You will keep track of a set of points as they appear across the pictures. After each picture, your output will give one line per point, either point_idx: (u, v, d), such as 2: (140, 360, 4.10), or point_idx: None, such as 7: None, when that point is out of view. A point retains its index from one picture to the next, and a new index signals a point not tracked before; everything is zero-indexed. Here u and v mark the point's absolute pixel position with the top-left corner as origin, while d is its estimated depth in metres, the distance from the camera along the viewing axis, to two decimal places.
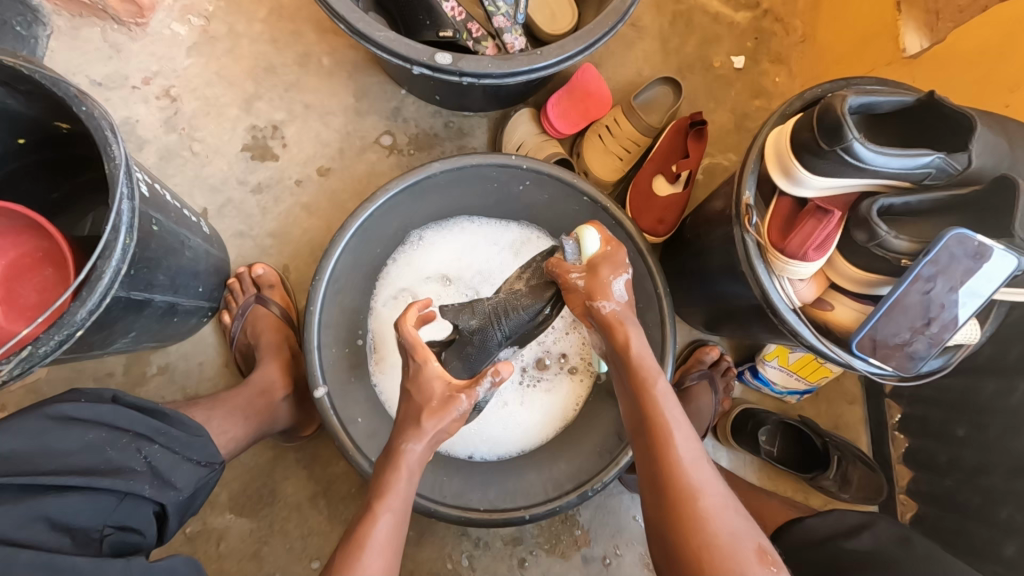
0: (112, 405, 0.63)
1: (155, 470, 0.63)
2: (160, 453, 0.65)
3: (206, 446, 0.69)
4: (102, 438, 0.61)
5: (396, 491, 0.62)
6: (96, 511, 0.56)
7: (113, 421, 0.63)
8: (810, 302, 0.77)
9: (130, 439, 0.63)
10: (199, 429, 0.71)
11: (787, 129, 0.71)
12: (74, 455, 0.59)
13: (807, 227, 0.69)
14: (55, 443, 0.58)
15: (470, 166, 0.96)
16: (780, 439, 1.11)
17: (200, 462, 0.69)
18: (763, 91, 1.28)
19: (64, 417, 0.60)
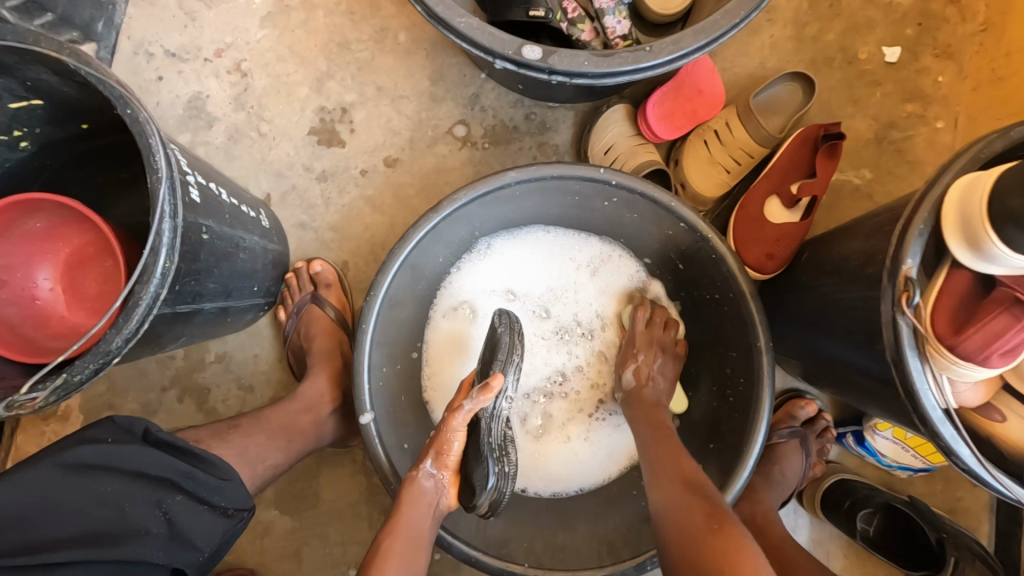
0: (134, 449, 0.55)
1: (172, 529, 0.56)
2: (181, 505, 0.57)
3: (234, 493, 0.60)
4: (119, 492, 0.54)
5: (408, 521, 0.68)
6: None
7: (128, 470, 0.55)
8: (972, 406, 0.59)
9: (150, 493, 0.55)
10: (230, 471, 0.61)
11: (984, 183, 0.52)
12: (86, 514, 0.52)
13: (994, 323, 0.52)
14: (67, 499, 0.52)
15: (551, 177, 0.83)
16: (880, 519, 0.94)
17: (228, 511, 0.60)
18: (919, 94, 1.03)
19: (80, 466, 0.54)
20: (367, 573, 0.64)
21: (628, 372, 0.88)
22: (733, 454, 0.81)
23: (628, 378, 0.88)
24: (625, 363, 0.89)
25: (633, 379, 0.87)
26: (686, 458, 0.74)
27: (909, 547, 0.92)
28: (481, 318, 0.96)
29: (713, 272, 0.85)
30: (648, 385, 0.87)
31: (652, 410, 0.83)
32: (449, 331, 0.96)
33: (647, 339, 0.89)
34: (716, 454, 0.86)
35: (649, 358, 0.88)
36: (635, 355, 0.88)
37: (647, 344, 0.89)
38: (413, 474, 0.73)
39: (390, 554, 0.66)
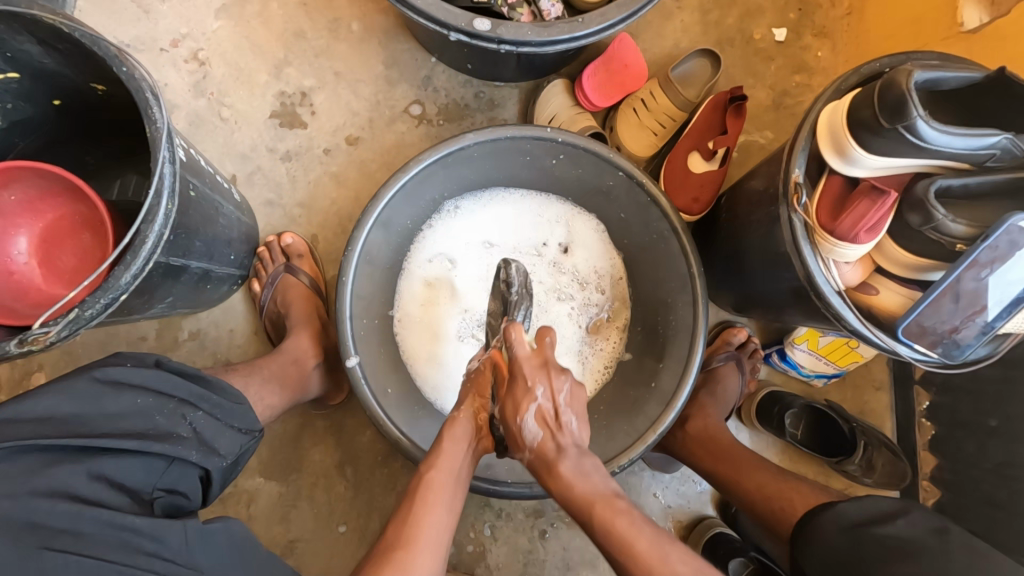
0: (154, 371, 0.64)
1: (200, 436, 0.64)
2: (204, 420, 0.65)
3: (245, 413, 0.70)
4: (149, 403, 0.62)
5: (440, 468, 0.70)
6: (148, 473, 0.57)
7: (158, 387, 0.64)
8: (854, 286, 0.75)
9: (176, 405, 0.64)
10: (239, 397, 0.71)
11: (843, 105, 0.68)
12: (124, 419, 0.59)
13: (861, 207, 0.67)
14: (109, 406, 0.59)
15: (505, 138, 0.94)
16: (805, 422, 1.11)
17: (240, 429, 0.69)
18: (805, 67, 1.23)
19: (115, 382, 0.61)
20: (409, 504, 0.67)
21: (526, 419, 0.69)
22: (679, 367, 0.94)
23: (530, 428, 0.68)
24: (522, 401, 0.69)
25: (538, 429, 0.68)
26: (620, 517, 0.62)
27: (828, 441, 1.09)
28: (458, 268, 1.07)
29: (649, 215, 0.98)
30: (552, 435, 0.69)
31: (567, 467, 0.66)
32: (426, 279, 1.06)
33: (535, 371, 0.70)
34: (667, 372, 0.96)
35: (552, 385, 0.69)
36: (534, 388, 0.69)
37: (542, 371, 0.70)
38: (455, 415, 0.77)
39: (434, 490, 0.68)
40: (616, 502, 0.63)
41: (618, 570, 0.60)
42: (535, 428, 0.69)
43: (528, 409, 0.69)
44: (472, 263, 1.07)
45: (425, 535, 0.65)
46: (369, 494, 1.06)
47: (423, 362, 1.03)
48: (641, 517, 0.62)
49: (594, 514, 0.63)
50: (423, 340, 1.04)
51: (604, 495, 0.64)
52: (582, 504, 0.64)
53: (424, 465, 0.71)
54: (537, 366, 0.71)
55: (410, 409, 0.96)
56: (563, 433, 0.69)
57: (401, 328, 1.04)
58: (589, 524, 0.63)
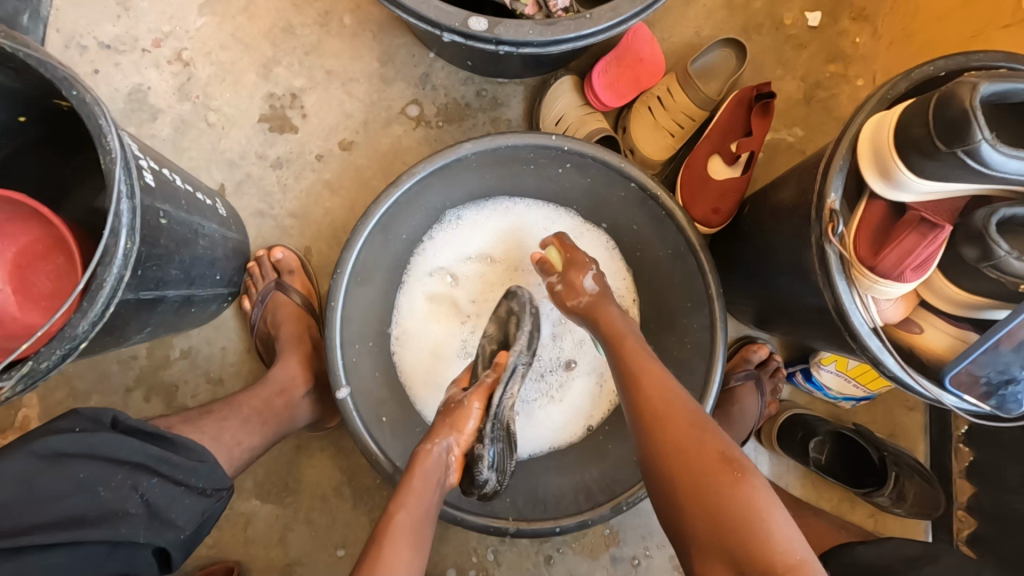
0: (106, 436, 0.57)
1: (154, 510, 0.57)
2: (159, 488, 0.58)
3: (212, 471, 0.63)
4: (93, 476, 0.54)
5: (405, 507, 0.66)
6: (85, 564, 0.52)
7: (107, 454, 0.56)
8: (895, 322, 0.66)
9: (126, 475, 0.56)
10: (205, 454, 0.63)
11: (889, 121, 0.59)
12: (63, 499, 0.53)
13: (908, 242, 0.58)
14: (44, 485, 0.52)
15: (506, 147, 0.86)
16: (830, 446, 1.02)
17: (206, 491, 0.63)
18: (840, 55, 1.12)
19: (54, 454, 0.54)
20: (377, 545, 0.61)
21: (587, 281, 0.83)
22: (693, 396, 0.87)
23: (590, 282, 0.82)
24: (580, 275, 0.83)
25: (596, 283, 0.83)
26: (657, 385, 0.65)
27: (855, 469, 1.01)
28: (460, 285, 1.00)
29: (664, 229, 0.90)
30: (606, 292, 0.82)
31: (614, 308, 0.78)
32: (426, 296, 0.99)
33: (573, 263, 0.84)
34: None
35: (583, 268, 0.83)
36: (586, 260, 0.84)
37: (591, 252, 0.86)
38: (428, 447, 0.73)
39: (399, 533, 0.63)
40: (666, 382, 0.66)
41: (670, 504, 0.58)
42: (591, 283, 0.83)
43: (588, 272, 0.83)
44: (471, 284, 1.01)
45: None
46: (367, 517, 1.02)
47: (423, 383, 0.97)
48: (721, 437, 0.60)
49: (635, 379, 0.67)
50: (421, 360, 0.98)
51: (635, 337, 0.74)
52: (631, 372, 0.69)
53: (392, 504, 0.66)
54: (573, 268, 0.84)
55: (407, 436, 0.91)
56: (599, 306, 0.80)
57: (399, 347, 0.97)
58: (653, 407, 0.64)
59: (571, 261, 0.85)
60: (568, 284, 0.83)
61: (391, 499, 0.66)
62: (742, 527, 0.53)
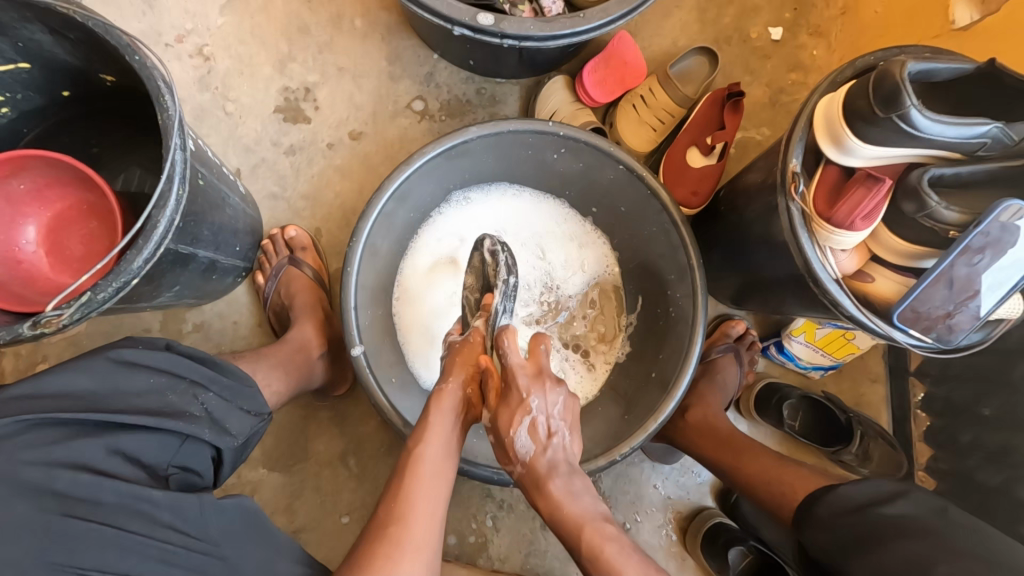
0: (166, 353, 0.66)
1: (212, 416, 0.66)
2: (215, 401, 0.67)
3: (254, 396, 0.72)
4: (162, 383, 0.64)
5: (433, 437, 0.75)
6: (163, 450, 0.59)
7: (171, 368, 0.65)
8: (850, 273, 0.77)
9: (187, 385, 0.65)
10: (249, 380, 0.72)
11: (838, 97, 0.70)
12: (140, 397, 0.61)
13: (857, 195, 0.69)
14: (124, 384, 0.61)
15: (508, 131, 0.95)
16: (803, 412, 1.12)
17: (251, 412, 0.71)
18: (800, 65, 1.26)
19: (127, 362, 0.63)
20: (401, 480, 0.71)
21: (518, 433, 0.75)
22: (679, 357, 0.96)
23: (523, 441, 0.75)
24: (512, 417, 0.75)
25: (530, 442, 0.75)
26: (609, 544, 0.69)
27: (826, 432, 1.10)
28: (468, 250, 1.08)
29: (649, 207, 1.00)
30: (544, 451, 0.75)
31: (558, 488, 0.73)
32: (430, 262, 1.07)
33: (512, 408, 0.75)
34: (666, 361, 0.99)
35: (546, 399, 0.76)
36: (525, 399, 0.75)
37: (538, 382, 0.77)
38: (441, 388, 0.79)
39: (421, 467, 0.72)
40: (593, 523, 0.71)
41: None
42: (527, 441, 0.75)
43: (521, 421, 0.75)
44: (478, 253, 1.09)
45: (419, 504, 0.69)
46: (371, 485, 1.07)
47: (418, 342, 1.04)
48: (622, 549, 0.69)
49: (582, 536, 0.70)
50: (420, 322, 1.05)
51: (583, 520, 0.71)
52: (574, 526, 0.71)
53: (413, 439, 0.75)
54: (532, 375, 0.77)
55: (412, 398, 0.97)
56: (554, 446, 0.75)
57: (400, 307, 1.05)
58: (550, 509, 0.73)
59: (511, 405, 0.76)
60: (503, 413, 0.76)
61: (412, 437, 0.75)
62: None
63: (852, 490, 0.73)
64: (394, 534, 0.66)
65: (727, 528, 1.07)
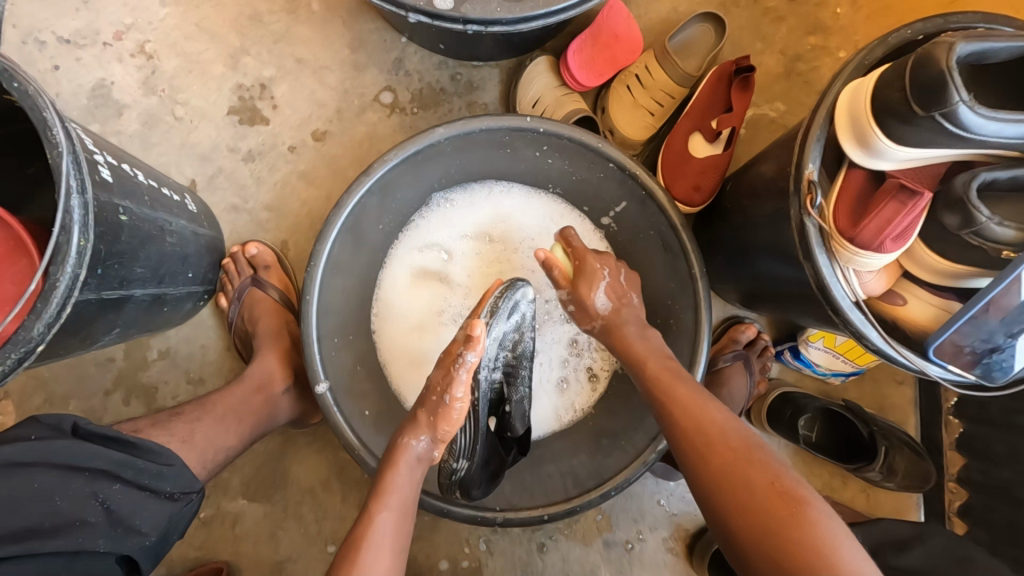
0: (65, 442, 0.54)
1: (115, 518, 0.55)
2: (121, 495, 0.56)
3: (179, 477, 0.60)
4: (51, 485, 0.52)
5: (395, 490, 0.65)
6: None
7: (66, 460, 0.54)
8: (878, 295, 0.65)
9: (85, 484, 0.54)
10: (174, 456, 0.61)
11: (866, 87, 0.57)
12: (18, 509, 0.51)
13: (886, 211, 0.57)
14: (2, 491, 0.51)
15: (480, 130, 0.84)
16: (821, 424, 1.02)
17: (173, 495, 0.60)
18: (821, 26, 1.09)
19: (10, 461, 0.52)
20: (353, 551, 0.59)
21: (599, 295, 0.77)
22: None
23: (603, 301, 0.76)
24: (591, 283, 0.77)
25: (609, 300, 0.77)
26: (683, 383, 0.66)
27: (847, 445, 1.00)
28: (454, 262, 0.99)
29: (647, 209, 0.88)
30: (622, 308, 0.77)
31: (628, 332, 0.75)
32: (415, 273, 0.98)
33: (584, 276, 0.77)
34: None
35: (614, 270, 0.80)
36: (599, 270, 0.78)
37: (603, 259, 0.80)
38: (406, 443, 0.68)
39: (377, 534, 0.61)
40: (670, 362, 0.71)
41: (705, 494, 0.58)
42: (606, 301, 0.77)
43: (599, 286, 0.77)
44: (467, 267, 0.99)
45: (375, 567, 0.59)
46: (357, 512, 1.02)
47: (399, 364, 0.96)
48: (713, 404, 0.64)
49: (649, 370, 0.69)
50: (402, 341, 0.96)
51: (663, 363, 0.70)
52: (652, 380, 0.68)
53: (375, 501, 0.64)
54: (600, 253, 0.81)
55: (389, 430, 0.90)
56: (628, 305, 0.78)
57: (379, 324, 0.97)
58: (651, 390, 0.68)
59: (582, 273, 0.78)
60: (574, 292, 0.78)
61: (373, 500, 0.63)
62: (740, 499, 0.55)
63: None
64: None
65: None
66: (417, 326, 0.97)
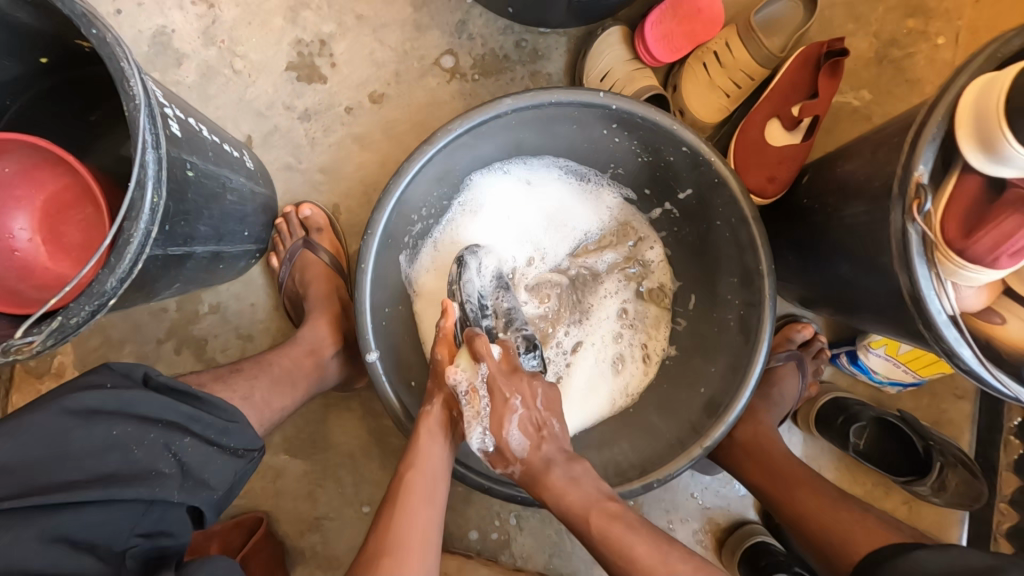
0: (139, 391, 0.54)
1: (186, 470, 0.54)
2: (192, 448, 0.55)
3: (243, 432, 0.59)
4: (127, 434, 0.52)
5: (426, 452, 0.73)
6: (118, 526, 0.49)
7: (136, 410, 0.53)
8: (973, 311, 0.61)
9: (158, 433, 0.53)
10: (238, 413, 0.60)
11: (1000, 83, 0.51)
12: (93, 457, 0.50)
13: (1005, 224, 0.53)
14: (76, 442, 0.50)
15: (549, 104, 0.80)
16: (870, 433, 0.97)
17: (238, 452, 0.59)
18: (921, 9, 1.00)
19: (85, 411, 0.51)
20: (391, 509, 0.69)
21: (512, 431, 0.75)
22: (736, 376, 0.83)
23: (516, 437, 0.75)
24: (503, 414, 0.75)
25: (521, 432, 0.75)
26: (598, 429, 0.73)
27: (896, 456, 0.97)
28: (507, 241, 0.96)
29: (717, 196, 0.84)
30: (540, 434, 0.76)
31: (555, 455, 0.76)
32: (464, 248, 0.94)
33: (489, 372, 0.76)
34: (719, 376, 0.87)
35: (527, 394, 0.76)
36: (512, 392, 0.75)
37: (516, 382, 0.77)
38: (428, 410, 0.77)
39: (412, 492, 0.70)
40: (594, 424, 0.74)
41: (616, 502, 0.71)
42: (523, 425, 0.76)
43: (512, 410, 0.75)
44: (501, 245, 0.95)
45: (415, 523, 0.67)
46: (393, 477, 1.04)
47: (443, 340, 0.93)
48: None
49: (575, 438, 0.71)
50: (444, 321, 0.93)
51: None
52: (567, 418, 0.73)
53: (404, 463, 0.72)
54: None
55: None
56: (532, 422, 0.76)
57: (421, 300, 0.92)
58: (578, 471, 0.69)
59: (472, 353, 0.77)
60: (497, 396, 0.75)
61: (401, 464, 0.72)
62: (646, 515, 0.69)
63: (928, 557, 0.65)
64: (390, 565, 0.63)
65: (770, 548, 1.00)
66: None
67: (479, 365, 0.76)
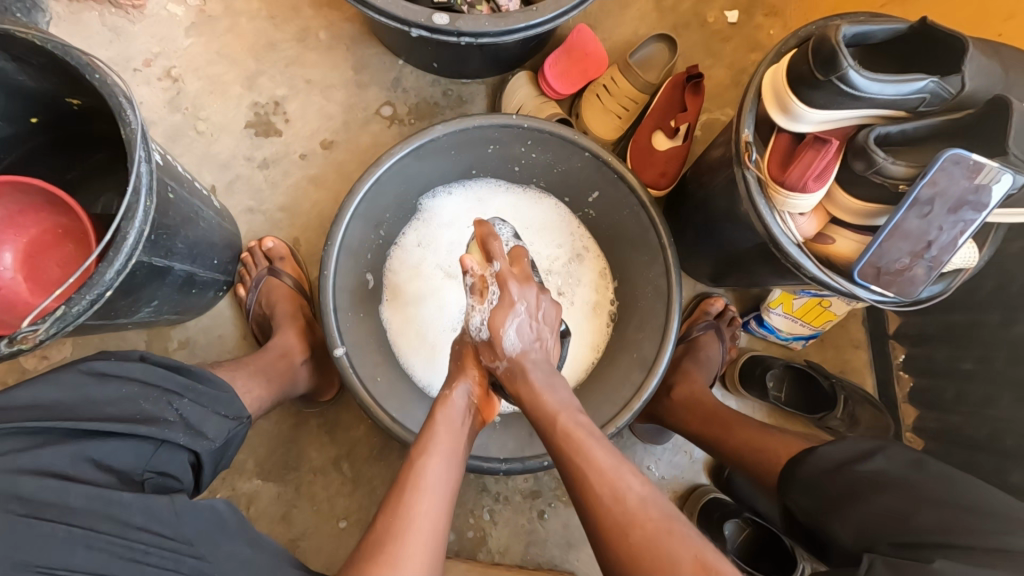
0: (141, 363, 0.72)
1: (187, 422, 0.72)
2: (190, 407, 0.73)
3: (231, 401, 0.78)
4: (135, 392, 0.70)
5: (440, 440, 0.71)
6: (138, 456, 0.65)
7: (143, 377, 0.71)
8: (811, 237, 0.79)
9: (161, 393, 0.71)
10: (225, 386, 0.79)
11: (782, 67, 0.72)
12: (112, 406, 0.67)
13: (806, 158, 0.72)
14: (96, 395, 0.67)
15: (473, 128, 0.97)
16: (788, 383, 1.14)
17: (229, 416, 0.77)
18: (759, 45, 1.28)
19: (99, 373, 0.69)
20: (398, 493, 0.65)
21: (508, 332, 0.77)
22: (658, 335, 0.97)
23: (512, 339, 0.77)
24: (503, 315, 0.77)
25: (517, 340, 0.77)
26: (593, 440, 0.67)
27: (809, 398, 1.12)
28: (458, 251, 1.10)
29: (618, 191, 1.01)
30: (529, 350, 0.78)
31: (535, 376, 0.75)
32: (420, 259, 1.09)
33: (500, 307, 0.78)
34: (646, 341, 0.99)
35: (531, 301, 0.80)
36: (515, 301, 0.78)
37: (526, 288, 0.80)
38: (447, 393, 0.78)
39: (421, 478, 0.67)
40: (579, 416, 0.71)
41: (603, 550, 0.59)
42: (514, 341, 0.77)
43: (512, 321, 0.77)
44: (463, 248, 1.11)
45: (418, 507, 0.64)
46: (366, 488, 1.08)
47: (406, 339, 1.06)
48: (628, 469, 0.64)
49: (559, 425, 0.69)
50: (406, 324, 1.06)
51: (569, 413, 0.71)
52: (550, 417, 0.70)
53: (418, 450, 0.70)
54: (520, 279, 0.81)
55: (401, 394, 0.98)
56: (539, 348, 0.79)
57: (389, 307, 1.07)
58: (562, 440, 0.67)
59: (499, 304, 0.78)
60: (491, 327, 0.77)
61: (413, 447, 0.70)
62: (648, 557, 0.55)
63: (831, 451, 0.75)
64: (390, 554, 0.60)
65: (722, 503, 1.10)
66: (426, 307, 1.07)
67: (493, 264, 0.83)
